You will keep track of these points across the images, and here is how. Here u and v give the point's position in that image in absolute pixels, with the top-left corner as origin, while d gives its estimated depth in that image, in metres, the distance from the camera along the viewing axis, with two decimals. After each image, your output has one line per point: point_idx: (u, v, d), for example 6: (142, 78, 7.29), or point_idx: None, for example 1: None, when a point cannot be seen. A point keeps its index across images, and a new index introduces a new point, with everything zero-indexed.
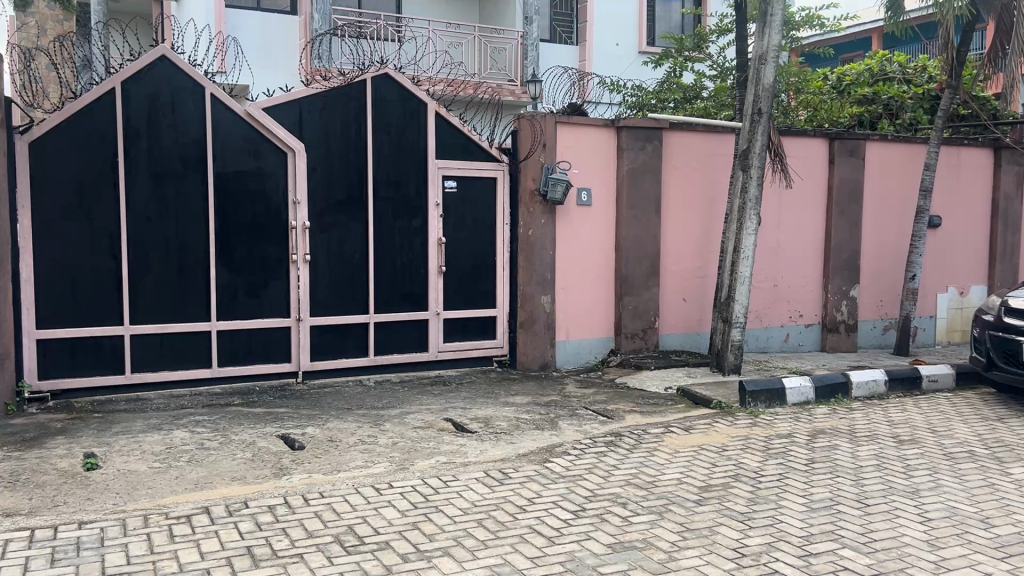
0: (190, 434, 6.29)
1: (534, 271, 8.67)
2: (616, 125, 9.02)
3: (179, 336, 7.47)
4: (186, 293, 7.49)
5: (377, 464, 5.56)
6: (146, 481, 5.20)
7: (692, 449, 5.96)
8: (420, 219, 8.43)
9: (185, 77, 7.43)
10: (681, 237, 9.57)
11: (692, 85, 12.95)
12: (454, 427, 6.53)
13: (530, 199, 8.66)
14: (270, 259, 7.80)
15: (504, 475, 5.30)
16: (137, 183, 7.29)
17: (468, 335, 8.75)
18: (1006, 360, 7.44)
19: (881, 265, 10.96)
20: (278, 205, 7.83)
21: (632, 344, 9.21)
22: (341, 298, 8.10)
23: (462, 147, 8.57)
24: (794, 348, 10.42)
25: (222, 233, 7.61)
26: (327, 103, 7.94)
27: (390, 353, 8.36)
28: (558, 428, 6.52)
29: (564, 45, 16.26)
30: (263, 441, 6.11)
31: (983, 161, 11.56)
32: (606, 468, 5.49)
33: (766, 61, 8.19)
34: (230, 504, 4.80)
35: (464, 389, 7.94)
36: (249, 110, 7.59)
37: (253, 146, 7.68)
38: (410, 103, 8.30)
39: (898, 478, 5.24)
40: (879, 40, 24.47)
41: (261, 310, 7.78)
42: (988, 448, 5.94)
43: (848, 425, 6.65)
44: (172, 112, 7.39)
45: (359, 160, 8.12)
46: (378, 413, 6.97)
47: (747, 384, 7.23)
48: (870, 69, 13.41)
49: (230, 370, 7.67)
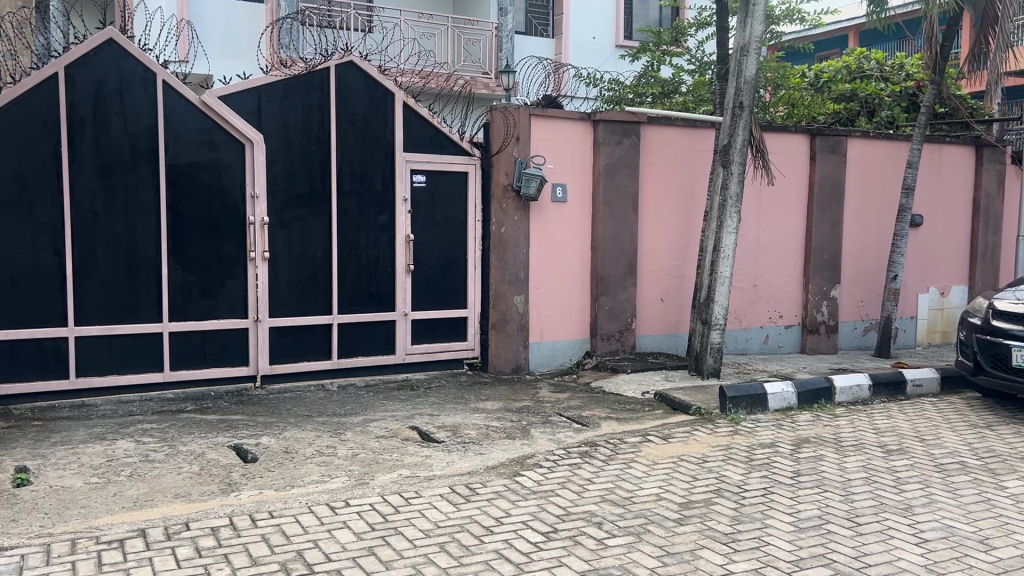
0: (135, 445, 5.86)
1: (506, 270, 8.31)
2: (593, 118, 8.67)
3: (129, 337, 7.01)
4: (134, 292, 7.03)
5: (334, 479, 5.17)
6: (79, 500, 4.76)
7: (672, 461, 5.63)
8: (387, 214, 8.02)
9: (136, 62, 6.96)
10: (658, 236, 9.24)
11: (671, 80, 12.76)
12: (420, 437, 6.16)
13: (503, 195, 8.29)
14: (227, 256, 7.36)
15: (472, 491, 4.92)
16: (82, 174, 6.82)
17: (438, 336, 8.37)
18: (994, 364, 7.18)
19: (862, 264, 10.71)
20: (236, 199, 7.38)
21: (608, 346, 8.88)
22: (302, 298, 7.68)
23: (431, 140, 8.18)
24: (773, 350, 10.15)
25: (175, 229, 7.16)
26: (288, 91, 7.52)
27: (355, 356, 7.95)
28: (530, 437, 6.18)
29: (540, 38, 15.85)
30: (214, 452, 5.69)
31: (965, 159, 11.35)
32: (581, 481, 5.14)
33: (748, 53, 7.85)
34: (170, 526, 4.38)
35: (433, 394, 7.56)
36: (204, 99, 7.14)
37: (208, 137, 7.23)
38: (376, 93, 7.89)
39: (889, 493, 4.95)
40: (855, 37, 24.58)
41: (217, 311, 7.34)
42: (980, 459, 5.67)
43: (833, 433, 6.36)
44: (121, 100, 6.92)
45: (322, 152, 7.69)
46: (340, 420, 6.57)
47: (728, 389, 6.91)
48: (847, 65, 13.24)
49: (184, 374, 7.22)
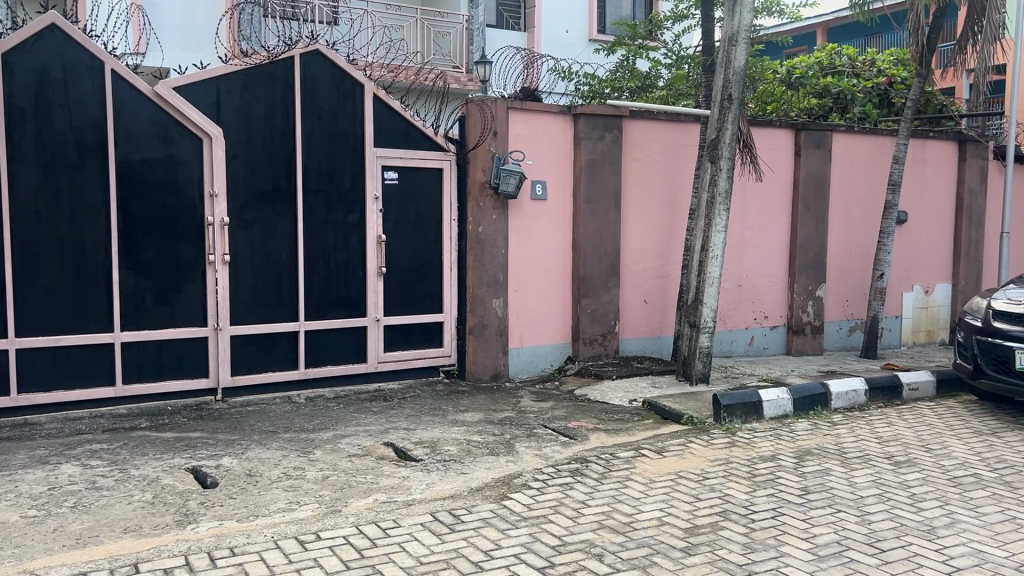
0: (82, 469, 5.31)
1: (484, 272, 7.85)
2: (573, 111, 8.24)
3: (77, 349, 6.43)
4: (82, 300, 6.45)
5: (303, 507, 4.68)
6: (13, 538, 4.22)
7: (671, 478, 5.21)
8: (358, 213, 7.52)
9: (81, 50, 6.39)
10: (641, 234, 8.85)
11: (648, 73, 12.50)
12: (396, 455, 5.69)
13: (480, 192, 7.83)
14: (183, 260, 6.82)
15: (456, 519, 4.46)
16: (22, 172, 6.23)
17: (412, 343, 7.89)
18: (995, 367, 6.90)
19: (848, 263, 10.44)
20: (193, 198, 6.84)
21: (591, 351, 8.47)
22: (266, 304, 7.16)
23: (403, 135, 7.70)
24: (758, 352, 9.84)
25: (127, 231, 6.60)
26: (249, 82, 6.99)
27: (324, 365, 7.44)
28: (515, 453, 5.74)
29: (511, 32, 15.45)
30: (169, 477, 5.16)
31: (949, 154, 11.13)
32: (575, 505, 4.71)
33: (737, 43, 7.50)
34: (117, 568, 3.87)
35: (408, 406, 7.09)
36: (158, 91, 6.60)
37: (162, 131, 6.69)
38: (344, 84, 7.39)
39: (907, 512, 4.59)
40: (824, 33, 24.73)
41: (173, 318, 6.80)
42: (994, 470, 5.36)
43: (835, 444, 6.00)
44: (64, 90, 6.34)
45: (286, 147, 7.18)
46: (308, 437, 6.08)
47: (721, 397, 6.54)
48: (819, 61, 13.00)
49: (138, 387, 6.66)
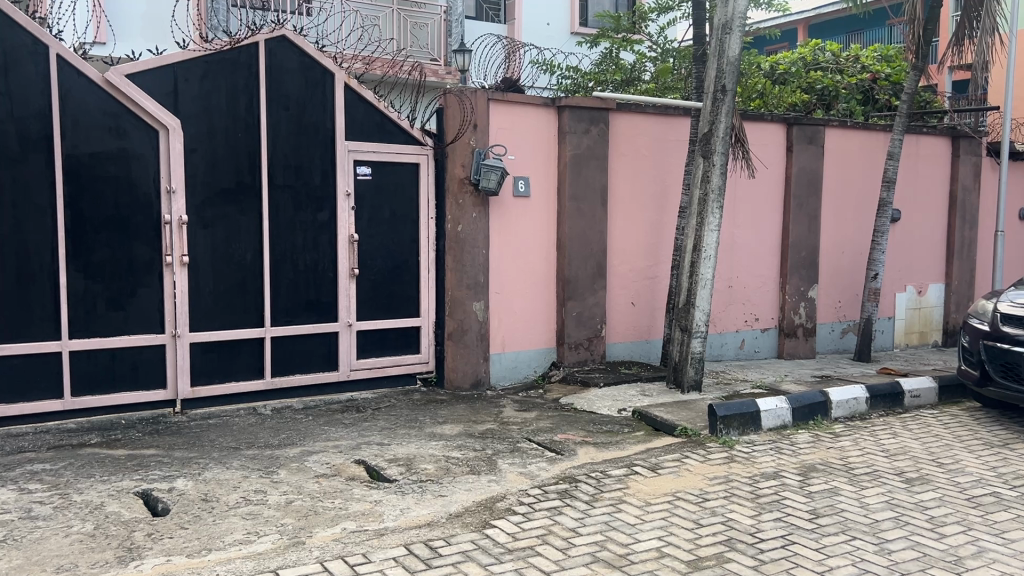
0: (18, 495, 4.78)
1: (464, 273, 7.39)
2: (558, 104, 7.80)
3: (20, 360, 5.90)
4: (27, 306, 5.91)
5: (263, 539, 4.19)
6: None
7: (668, 500, 4.78)
8: (328, 211, 7.03)
9: (23, 32, 5.85)
10: (629, 233, 8.43)
11: (633, 67, 12.11)
12: (368, 476, 5.22)
13: (460, 188, 7.36)
14: (138, 261, 6.30)
15: (433, 553, 4.00)
16: None
17: (387, 350, 7.42)
18: (1003, 374, 6.54)
19: (841, 262, 10.09)
20: (148, 195, 6.31)
21: (576, 356, 8.04)
22: (229, 309, 6.64)
23: (376, 127, 7.21)
24: (749, 356, 9.45)
25: (75, 230, 6.07)
26: (209, 70, 6.47)
27: (293, 373, 6.95)
28: (498, 471, 5.29)
29: (491, 24, 14.93)
30: (115, 504, 4.65)
31: (942, 150, 10.80)
32: (565, 534, 4.26)
33: (731, 31, 7.07)
34: None
35: (382, 417, 6.60)
36: (108, 77, 6.06)
37: (114, 122, 6.16)
38: (313, 73, 6.90)
39: (928, 539, 4.19)
40: (806, 31, 24.59)
41: (127, 325, 6.27)
42: (1013, 488, 4.98)
43: (840, 458, 5.61)
44: (4, 76, 5.80)
45: (250, 140, 6.66)
46: (273, 454, 5.59)
47: (717, 408, 6.12)
48: (802, 57, 12.59)
49: (88, 400, 6.13)
